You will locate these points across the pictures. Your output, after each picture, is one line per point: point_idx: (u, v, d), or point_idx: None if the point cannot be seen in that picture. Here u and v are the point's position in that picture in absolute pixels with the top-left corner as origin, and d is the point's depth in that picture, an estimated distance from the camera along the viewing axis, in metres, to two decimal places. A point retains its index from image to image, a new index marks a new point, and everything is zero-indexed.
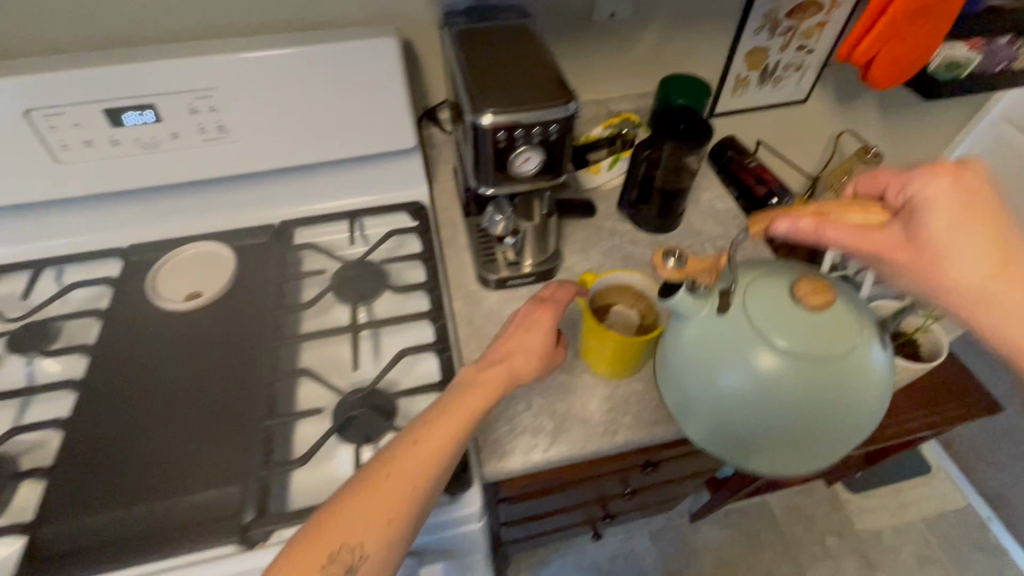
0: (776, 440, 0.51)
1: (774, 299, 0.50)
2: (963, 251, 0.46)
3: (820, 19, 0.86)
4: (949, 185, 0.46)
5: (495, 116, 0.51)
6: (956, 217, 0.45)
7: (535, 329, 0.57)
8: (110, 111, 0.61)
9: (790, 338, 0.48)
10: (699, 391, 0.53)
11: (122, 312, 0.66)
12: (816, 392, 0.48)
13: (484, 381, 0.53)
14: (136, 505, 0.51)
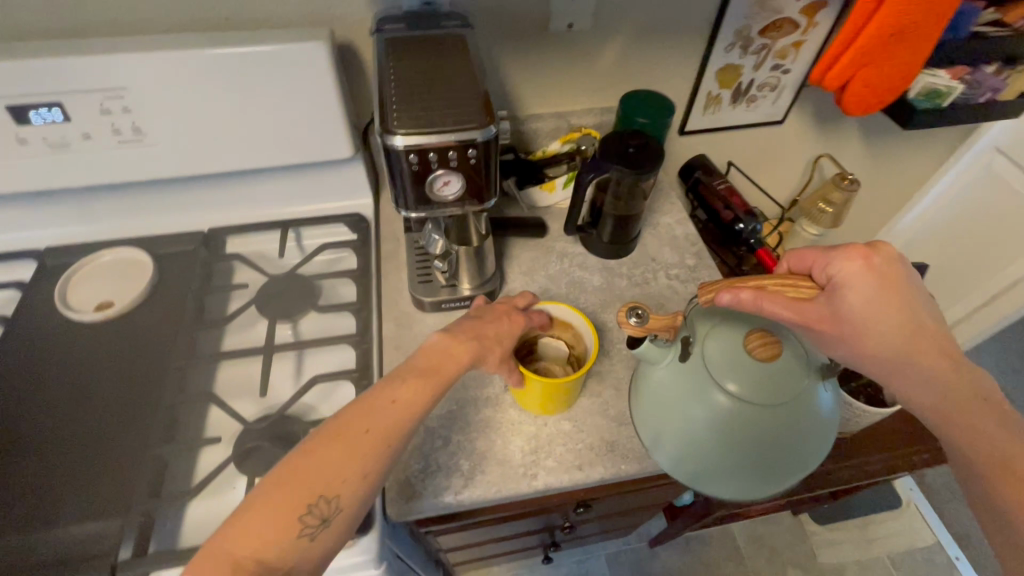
0: (733, 477, 0.52)
1: (731, 342, 0.51)
2: (883, 328, 0.46)
3: (796, 39, 0.82)
4: (865, 264, 0.47)
5: (407, 137, 0.48)
6: (874, 295, 0.46)
7: (457, 354, 0.50)
8: (13, 109, 0.57)
9: (744, 383, 0.49)
10: (660, 426, 0.54)
11: (28, 321, 0.63)
12: (768, 436, 0.49)
13: (388, 407, 0.45)
14: (7, 536, 0.48)
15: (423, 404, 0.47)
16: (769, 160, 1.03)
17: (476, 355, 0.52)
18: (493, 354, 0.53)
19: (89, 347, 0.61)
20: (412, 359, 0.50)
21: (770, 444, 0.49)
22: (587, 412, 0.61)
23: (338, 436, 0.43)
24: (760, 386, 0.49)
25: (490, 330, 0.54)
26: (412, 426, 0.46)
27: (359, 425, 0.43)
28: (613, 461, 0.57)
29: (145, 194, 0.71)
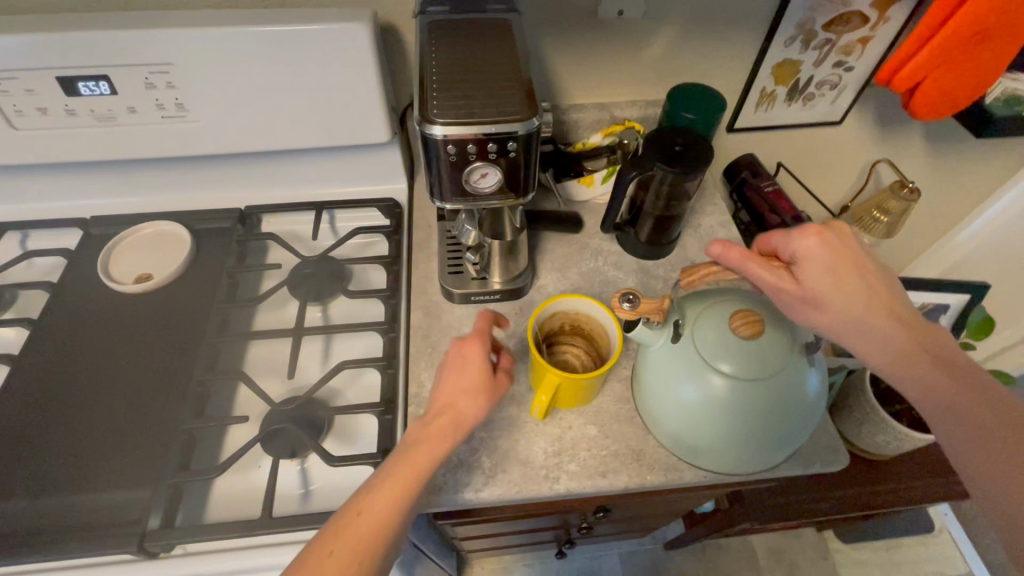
0: (725, 451, 0.52)
1: (717, 321, 0.51)
2: (849, 299, 0.47)
3: (864, 34, 0.76)
4: (827, 241, 0.49)
5: (446, 127, 0.46)
6: (837, 268, 0.48)
7: (435, 438, 0.46)
8: (63, 80, 0.58)
9: (733, 359, 0.49)
10: (657, 410, 0.54)
11: (72, 288, 0.65)
12: (763, 408, 0.49)
13: (361, 518, 0.41)
14: (43, 497, 0.50)
15: (403, 503, 0.43)
16: (821, 162, 0.98)
17: (456, 423, 0.47)
18: (478, 395, 0.49)
19: (126, 317, 0.63)
20: (387, 459, 0.45)
21: (766, 416, 0.50)
22: (614, 417, 0.59)
23: (312, 563, 0.38)
24: (751, 360, 0.49)
25: (467, 373, 0.49)
26: (394, 530, 0.42)
27: (330, 545, 0.39)
28: (638, 471, 0.56)
29: (186, 168, 0.72)
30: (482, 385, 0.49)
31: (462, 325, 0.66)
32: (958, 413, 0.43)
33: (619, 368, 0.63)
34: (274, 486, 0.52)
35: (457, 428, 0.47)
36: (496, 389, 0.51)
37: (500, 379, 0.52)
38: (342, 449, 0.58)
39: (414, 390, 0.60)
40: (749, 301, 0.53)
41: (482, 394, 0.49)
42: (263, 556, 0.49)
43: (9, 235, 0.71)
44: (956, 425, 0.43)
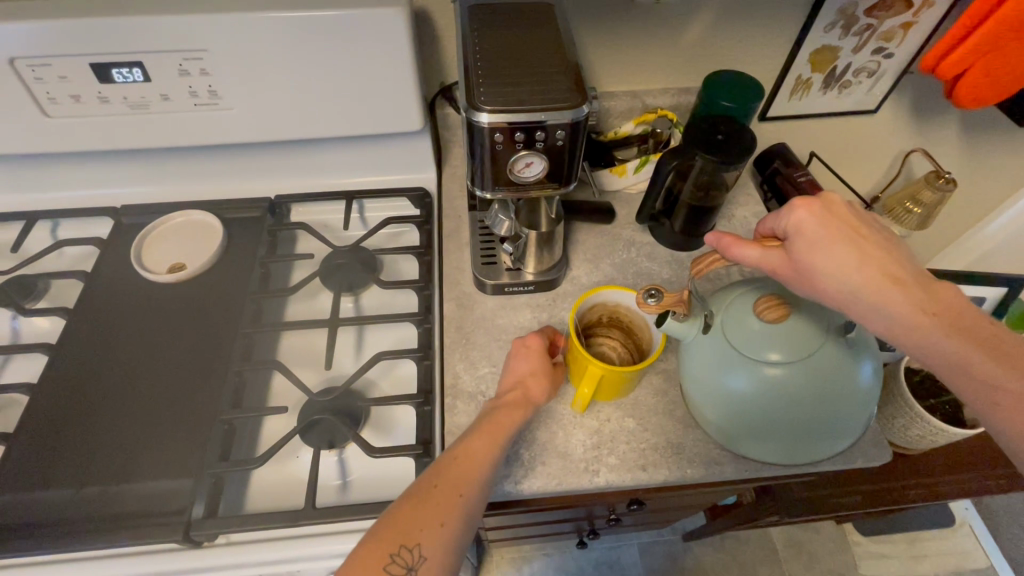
0: (774, 440, 0.51)
1: (744, 311, 0.51)
2: (852, 270, 0.42)
3: (907, 19, 0.74)
4: (815, 210, 0.44)
5: (493, 114, 0.45)
6: (833, 241, 0.43)
7: (513, 406, 0.52)
8: (97, 67, 0.57)
9: (775, 345, 0.48)
10: (712, 411, 0.53)
11: (106, 278, 0.65)
12: (820, 385, 0.48)
13: (458, 461, 0.45)
14: (89, 486, 0.50)
15: (490, 461, 0.47)
16: (853, 151, 0.96)
17: (526, 400, 0.53)
18: (544, 379, 0.55)
19: (161, 306, 0.63)
20: (476, 420, 0.50)
21: (825, 394, 0.48)
22: (652, 410, 0.58)
23: (421, 495, 0.42)
24: (793, 339, 0.48)
25: (530, 360, 0.55)
26: (486, 478, 0.45)
27: (436, 480, 0.43)
28: (678, 465, 0.55)
29: (216, 157, 0.71)
30: (545, 370, 0.55)
31: (496, 317, 0.65)
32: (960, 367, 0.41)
33: (656, 361, 0.62)
34: (316, 476, 0.52)
35: (528, 402, 0.53)
36: (555, 378, 0.56)
37: (559, 372, 0.58)
38: (379, 440, 0.58)
39: (450, 382, 0.59)
40: (770, 286, 0.52)
41: (547, 378, 0.55)
42: (306, 546, 0.49)
43: (40, 224, 0.71)
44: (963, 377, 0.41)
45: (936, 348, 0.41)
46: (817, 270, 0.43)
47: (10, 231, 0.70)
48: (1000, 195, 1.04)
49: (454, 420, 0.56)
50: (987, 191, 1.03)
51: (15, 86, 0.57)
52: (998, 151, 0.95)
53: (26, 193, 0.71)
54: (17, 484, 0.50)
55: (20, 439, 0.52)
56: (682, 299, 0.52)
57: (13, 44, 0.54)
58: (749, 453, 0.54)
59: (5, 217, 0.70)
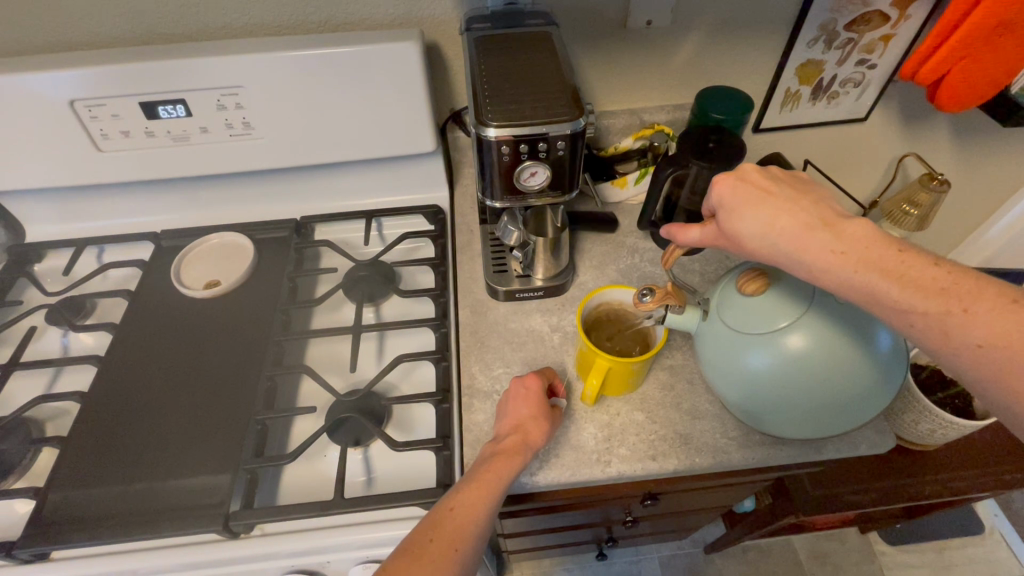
0: (798, 416, 0.53)
1: (735, 293, 0.55)
2: (765, 229, 0.44)
3: (886, 32, 0.79)
4: (729, 181, 0.48)
5: (499, 129, 0.50)
6: (745, 203, 0.46)
7: (511, 453, 0.51)
8: (146, 104, 0.64)
9: (778, 312, 0.51)
10: (746, 401, 0.54)
11: (149, 296, 0.70)
12: (839, 336, 0.49)
13: (455, 512, 0.45)
14: (136, 483, 0.54)
15: (483, 515, 0.46)
16: (848, 158, 1.00)
17: (525, 443, 0.52)
18: (544, 421, 0.55)
19: (197, 320, 0.68)
20: (472, 470, 0.50)
21: (847, 343, 0.49)
22: (660, 404, 0.61)
23: (415, 550, 0.42)
24: (792, 301, 0.51)
25: (529, 403, 0.55)
26: (483, 531, 0.45)
27: (431, 533, 0.43)
28: (687, 454, 0.57)
29: (247, 183, 0.78)
30: (544, 413, 0.55)
31: (509, 321, 0.68)
32: (880, 303, 0.40)
33: (661, 357, 0.65)
34: (344, 471, 0.55)
35: (528, 446, 0.52)
36: (552, 420, 0.56)
37: (555, 414, 0.57)
38: (401, 436, 0.61)
39: (467, 383, 0.62)
40: (750, 264, 0.56)
41: (546, 420, 0.55)
42: (336, 535, 0.52)
43: (89, 250, 0.77)
44: (887, 311, 0.40)
45: (850, 285, 0.41)
46: (742, 233, 0.46)
47: (62, 257, 0.77)
48: (998, 196, 1.07)
49: (472, 417, 0.60)
50: (984, 192, 1.06)
51: (73, 124, 0.65)
52: (989, 153, 0.99)
53: (77, 222, 0.78)
54: (71, 482, 0.54)
55: (72, 442, 0.57)
56: (677, 292, 0.56)
57: (75, 88, 0.62)
58: (776, 429, 0.56)
59: (58, 244, 0.76)
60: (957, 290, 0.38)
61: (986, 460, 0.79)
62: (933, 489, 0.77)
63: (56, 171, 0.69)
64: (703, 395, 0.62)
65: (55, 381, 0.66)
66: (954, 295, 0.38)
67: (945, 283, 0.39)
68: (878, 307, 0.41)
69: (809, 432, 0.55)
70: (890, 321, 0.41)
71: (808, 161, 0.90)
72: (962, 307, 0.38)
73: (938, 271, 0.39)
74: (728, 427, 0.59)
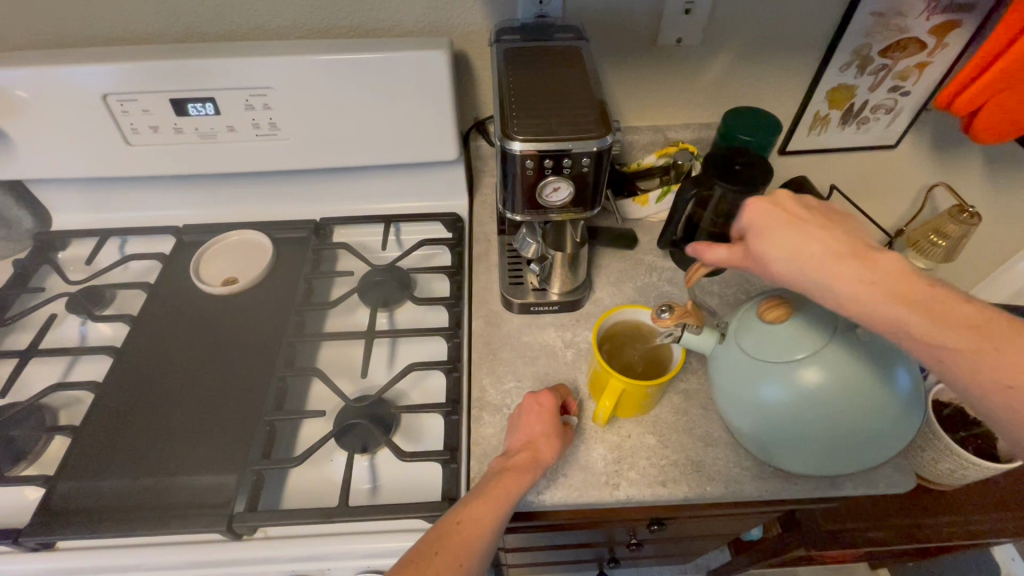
0: (808, 451, 0.51)
1: (754, 319, 0.54)
2: (797, 256, 0.42)
3: (921, 60, 0.77)
4: (761, 203, 0.45)
5: (525, 143, 0.50)
6: (775, 227, 0.44)
7: (521, 469, 0.50)
8: (176, 101, 0.65)
9: (799, 343, 0.50)
10: (756, 430, 0.53)
11: (168, 290, 0.71)
12: (858, 373, 0.48)
13: (461, 526, 0.45)
14: (144, 477, 0.54)
15: (489, 533, 0.45)
16: (875, 185, 0.98)
17: (535, 461, 0.52)
18: (555, 440, 0.54)
19: (213, 316, 0.68)
20: (480, 484, 0.50)
21: (867, 378, 0.48)
22: (672, 427, 0.60)
23: (418, 562, 0.42)
24: (813, 332, 0.50)
25: (543, 420, 0.54)
26: (487, 548, 0.45)
27: (436, 547, 0.43)
28: (698, 482, 0.56)
29: (269, 182, 0.78)
30: (556, 431, 0.54)
31: (522, 334, 0.67)
32: (911, 338, 0.39)
33: (676, 380, 0.64)
34: (349, 478, 0.55)
35: (538, 464, 0.51)
36: (564, 438, 0.55)
37: (567, 432, 0.56)
38: (409, 446, 0.60)
39: (477, 395, 0.62)
40: (773, 291, 0.55)
41: (558, 439, 0.54)
42: (339, 543, 0.52)
43: (111, 241, 0.78)
44: (919, 347, 0.39)
45: (884, 319, 0.39)
46: (771, 258, 0.44)
47: (86, 246, 0.78)
48: None
49: (480, 430, 0.59)
50: (1016, 225, 1.03)
51: (105, 117, 0.66)
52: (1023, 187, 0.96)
53: (102, 212, 0.79)
54: (80, 474, 0.54)
55: (85, 432, 0.57)
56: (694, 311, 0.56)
57: (109, 83, 0.63)
58: (784, 462, 0.54)
59: (82, 234, 0.77)
60: (989, 329, 0.37)
61: (1008, 504, 0.76)
62: (950, 531, 0.74)
63: (86, 162, 0.70)
64: (716, 421, 0.60)
65: (72, 369, 0.67)
66: (985, 334, 0.37)
67: (977, 320, 0.38)
68: (910, 342, 0.39)
69: (818, 469, 0.53)
70: (921, 357, 0.39)
71: (834, 186, 0.88)
72: (993, 346, 0.37)
73: (970, 308, 0.38)
74: (741, 457, 0.58)
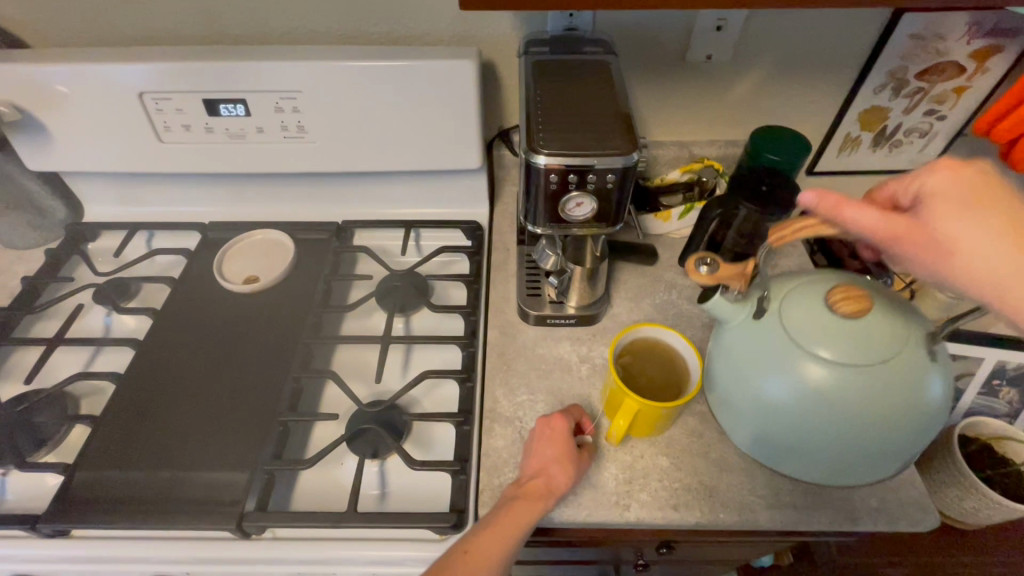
0: (820, 444, 0.50)
1: (800, 302, 0.50)
2: (1001, 237, 0.36)
3: (959, 84, 0.75)
4: (963, 174, 0.39)
5: (549, 157, 0.50)
6: (981, 202, 0.38)
7: (532, 498, 0.50)
8: (208, 101, 0.67)
9: (842, 336, 0.47)
10: (769, 415, 0.51)
11: (191, 285, 0.72)
12: (894, 381, 0.46)
13: (466, 557, 0.45)
14: (159, 470, 0.55)
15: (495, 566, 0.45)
16: None
17: (547, 489, 0.51)
18: (568, 466, 0.53)
19: (233, 313, 0.69)
20: (493, 510, 0.50)
21: (888, 392, 0.46)
22: (686, 450, 0.59)
23: None
24: (861, 329, 0.47)
25: (555, 445, 0.54)
26: None
27: None
28: (711, 508, 0.55)
29: (294, 183, 0.79)
30: (570, 456, 0.53)
31: (537, 346, 0.67)
32: None
33: (692, 402, 0.63)
34: (359, 484, 0.55)
35: (550, 493, 0.51)
36: (579, 462, 0.54)
37: (582, 455, 0.55)
38: (419, 454, 0.60)
39: (489, 406, 0.61)
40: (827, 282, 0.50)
41: (571, 465, 0.53)
42: (346, 548, 0.52)
43: (139, 234, 0.80)
44: None
45: None
46: (961, 232, 0.37)
47: (114, 238, 0.80)
48: None
49: (491, 442, 0.58)
50: None
51: (140, 114, 0.67)
52: None
53: (132, 206, 0.81)
54: (98, 463, 0.55)
55: (106, 422, 0.58)
56: (737, 274, 0.51)
57: (145, 81, 0.65)
58: (787, 450, 0.53)
59: (112, 227, 0.79)
60: None
61: None
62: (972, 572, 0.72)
63: (119, 158, 0.72)
64: (733, 446, 0.59)
65: (95, 359, 0.68)
66: None
67: None
68: None
69: (822, 462, 0.52)
70: None
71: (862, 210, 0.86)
72: None
73: None
74: (757, 484, 0.56)
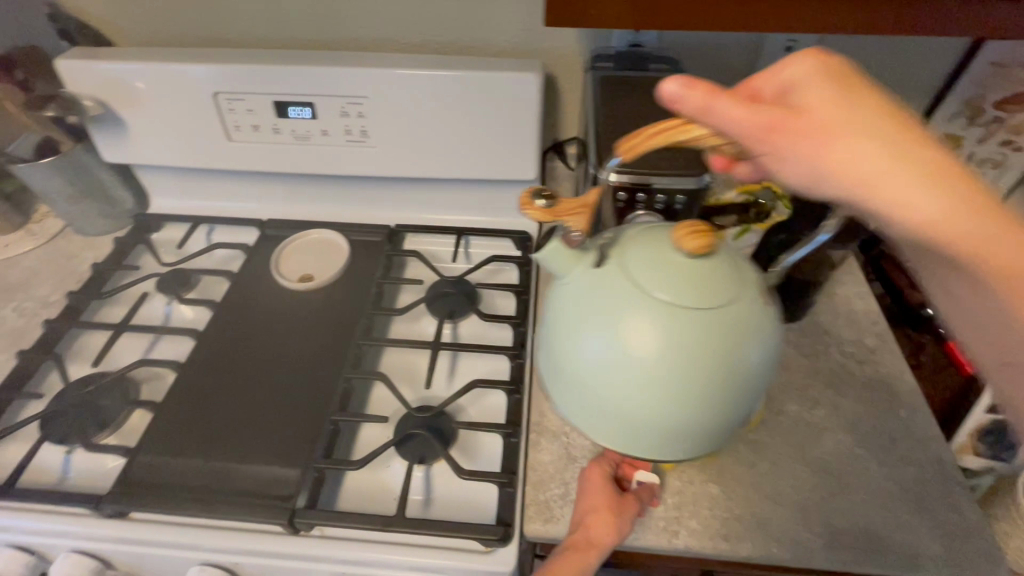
0: (617, 417, 0.40)
1: (639, 250, 0.40)
2: (885, 139, 0.29)
3: None
4: (814, 67, 0.32)
5: (620, 174, 0.49)
6: (842, 100, 0.30)
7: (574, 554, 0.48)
8: (278, 103, 0.69)
9: (667, 288, 0.38)
10: (588, 385, 0.40)
11: (249, 280, 0.74)
12: (696, 342, 0.37)
13: None
14: (214, 461, 0.56)
15: None
16: None
17: (588, 544, 0.49)
18: (611, 517, 0.50)
19: (288, 311, 0.71)
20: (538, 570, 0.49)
21: (726, 358, 0.38)
22: (738, 479, 0.57)
23: None
24: (674, 278, 0.38)
25: (594, 498, 0.52)
26: None
27: None
28: (763, 542, 0.53)
29: (351, 185, 0.81)
30: (612, 506, 0.51)
31: None
32: None
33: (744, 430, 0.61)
34: (407, 489, 0.55)
35: (590, 548, 0.49)
36: (626, 510, 0.52)
37: (630, 503, 0.52)
38: (464, 462, 0.60)
39: (536, 420, 0.61)
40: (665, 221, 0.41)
41: (613, 514, 0.51)
42: (391, 553, 0.52)
43: (200, 228, 0.83)
44: None
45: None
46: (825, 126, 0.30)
47: (177, 230, 0.83)
48: None
49: (538, 456, 0.58)
50: None
51: (213, 113, 0.70)
52: None
53: (195, 199, 0.84)
54: (157, 449, 0.57)
55: (165, 410, 0.60)
56: (582, 208, 0.39)
57: (221, 82, 0.67)
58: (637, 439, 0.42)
59: (176, 219, 0.82)
60: None
61: None
62: None
63: (189, 153, 0.75)
64: (787, 479, 0.57)
65: (155, 347, 0.70)
66: None
67: None
68: None
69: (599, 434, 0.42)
70: None
71: None
72: None
73: None
74: (811, 520, 0.54)
